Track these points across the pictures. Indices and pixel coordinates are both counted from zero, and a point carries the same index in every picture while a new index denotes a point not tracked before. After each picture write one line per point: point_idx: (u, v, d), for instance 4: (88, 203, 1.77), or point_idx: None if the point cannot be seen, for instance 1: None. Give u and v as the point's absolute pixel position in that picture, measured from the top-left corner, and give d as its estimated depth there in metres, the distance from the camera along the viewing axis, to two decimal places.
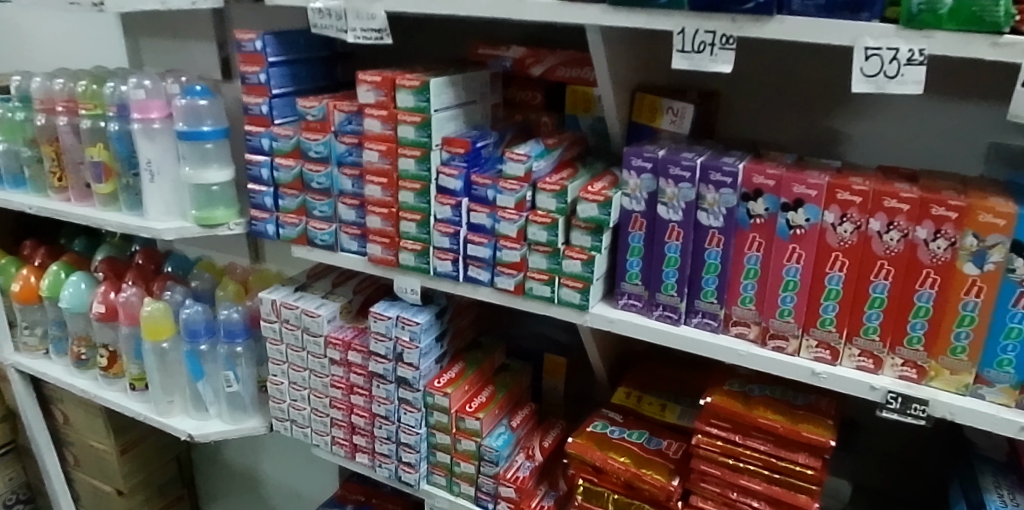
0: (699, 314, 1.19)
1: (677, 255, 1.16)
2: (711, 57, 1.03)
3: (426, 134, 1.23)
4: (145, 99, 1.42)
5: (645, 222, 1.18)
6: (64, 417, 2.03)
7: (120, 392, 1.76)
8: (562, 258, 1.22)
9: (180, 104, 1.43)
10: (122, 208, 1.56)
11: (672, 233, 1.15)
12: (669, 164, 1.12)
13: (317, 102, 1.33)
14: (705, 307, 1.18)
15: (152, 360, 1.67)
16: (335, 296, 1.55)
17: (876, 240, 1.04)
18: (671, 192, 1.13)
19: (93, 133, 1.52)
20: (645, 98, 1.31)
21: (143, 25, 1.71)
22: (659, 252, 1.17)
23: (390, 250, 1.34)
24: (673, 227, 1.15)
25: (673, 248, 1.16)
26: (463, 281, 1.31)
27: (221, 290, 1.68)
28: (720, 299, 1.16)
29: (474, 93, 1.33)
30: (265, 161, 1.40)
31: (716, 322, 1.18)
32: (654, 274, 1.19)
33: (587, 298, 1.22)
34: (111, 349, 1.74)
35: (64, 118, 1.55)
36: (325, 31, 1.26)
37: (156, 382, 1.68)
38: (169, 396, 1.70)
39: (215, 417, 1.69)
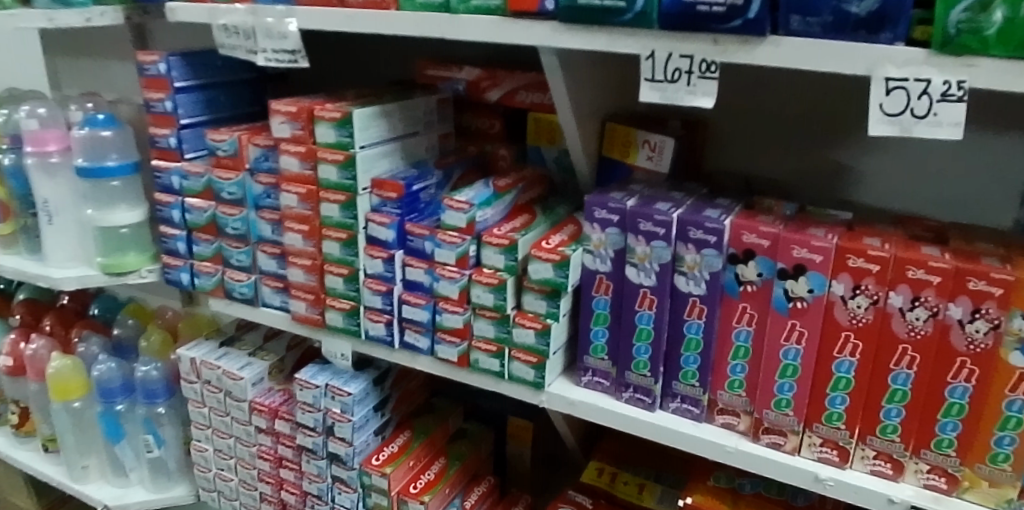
0: (678, 398, 0.97)
1: (650, 328, 0.95)
2: (688, 88, 0.81)
3: (350, 175, 1.02)
4: (39, 130, 1.22)
5: (611, 286, 0.96)
6: None
7: (33, 453, 1.57)
8: (511, 326, 1.01)
9: (79, 135, 1.21)
10: (22, 253, 1.36)
11: (645, 301, 0.94)
12: (640, 217, 0.91)
13: (227, 135, 1.12)
14: (685, 390, 0.96)
15: (64, 421, 1.46)
16: (264, 353, 1.34)
17: (898, 319, 0.82)
18: (643, 251, 0.92)
19: None
20: (617, 129, 1.09)
21: (62, 45, 1.54)
22: (628, 323, 0.96)
23: (316, 308, 1.14)
24: (645, 293, 0.93)
25: (645, 318, 0.94)
26: (399, 347, 1.10)
27: (144, 339, 1.47)
28: (703, 382, 0.95)
29: (415, 122, 1.12)
30: (175, 202, 1.19)
31: (699, 408, 0.97)
32: (624, 349, 0.98)
33: (542, 375, 1.01)
34: (22, 406, 1.55)
35: None
36: (234, 52, 1.06)
37: (69, 444, 1.47)
38: (84, 460, 1.49)
39: (136, 484, 1.49)
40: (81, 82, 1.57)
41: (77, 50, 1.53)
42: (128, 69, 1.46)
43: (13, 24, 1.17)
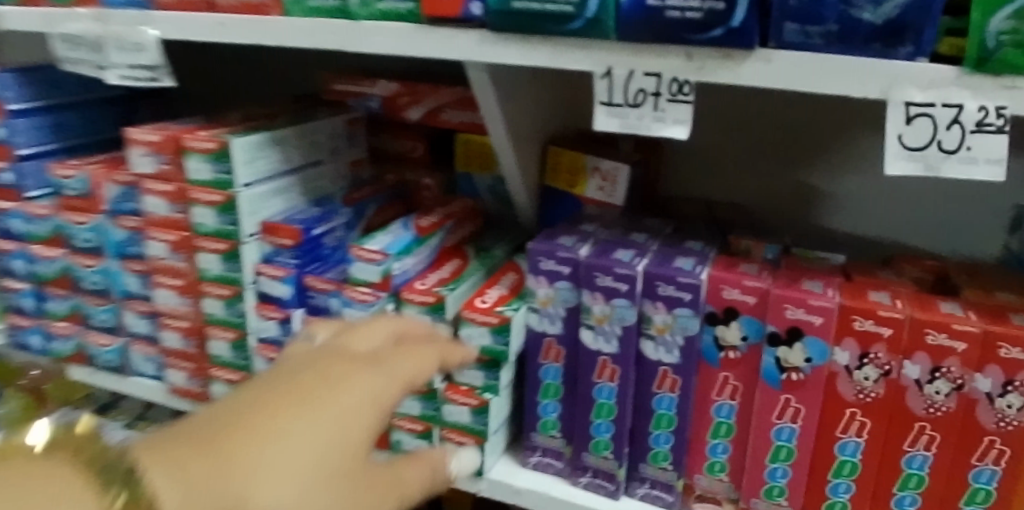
0: (647, 483, 0.81)
1: (612, 403, 0.78)
2: (654, 114, 0.64)
3: (232, 220, 0.81)
4: None
5: (564, 352, 0.79)
6: None
7: None
8: (440, 402, 0.82)
9: None
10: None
11: (605, 371, 0.77)
12: (598, 271, 0.73)
13: (76, 169, 0.90)
14: (655, 474, 0.80)
15: None
16: (145, 424, 1.12)
17: (914, 392, 0.67)
18: (602, 312, 0.75)
19: None
20: (562, 153, 0.92)
21: None
22: (586, 396, 0.79)
23: (198, 378, 0.93)
24: (606, 362, 0.77)
25: (607, 391, 0.78)
26: None
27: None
28: (676, 465, 0.79)
29: (319, 149, 0.92)
30: (17, 250, 0.97)
31: (672, 494, 0.80)
32: (580, 427, 0.81)
33: (481, 460, 0.82)
34: None
35: None
36: (78, 68, 0.86)
37: None
38: None
39: None
40: None
41: None
42: None
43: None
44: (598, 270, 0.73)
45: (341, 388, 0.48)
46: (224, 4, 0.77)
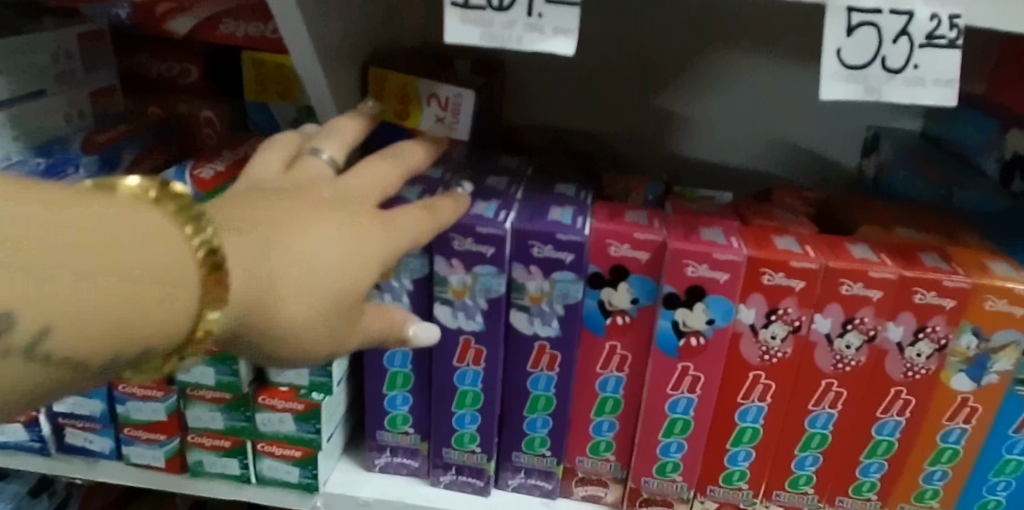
0: (524, 472, 0.68)
1: (479, 390, 0.64)
2: (526, 21, 0.47)
3: None
4: None
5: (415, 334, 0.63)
6: None
7: None
8: (252, 410, 0.63)
9: None
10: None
11: (472, 354, 0.63)
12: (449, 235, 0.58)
13: None
14: (531, 462, 0.67)
15: None
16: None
17: (823, 348, 0.60)
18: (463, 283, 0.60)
19: None
20: (386, 77, 0.72)
21: None
22: (445, 385, 0.64)
23: None
24: (469, 343, 0.62)
25: (472, 376, 0.63)
26: (61, 454, 0.67)
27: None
28: (556, 450, 0.66)
29: (40, 75, 0.65)
30: None
31: (551, 481, 0.68)
32: (439, 421, 0.65)
33: (313, 474, 0.65)
34: None
35: None
36: None
37: None
38: None
39: None
40: None
41: None
42: None
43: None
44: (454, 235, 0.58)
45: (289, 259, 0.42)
46: None
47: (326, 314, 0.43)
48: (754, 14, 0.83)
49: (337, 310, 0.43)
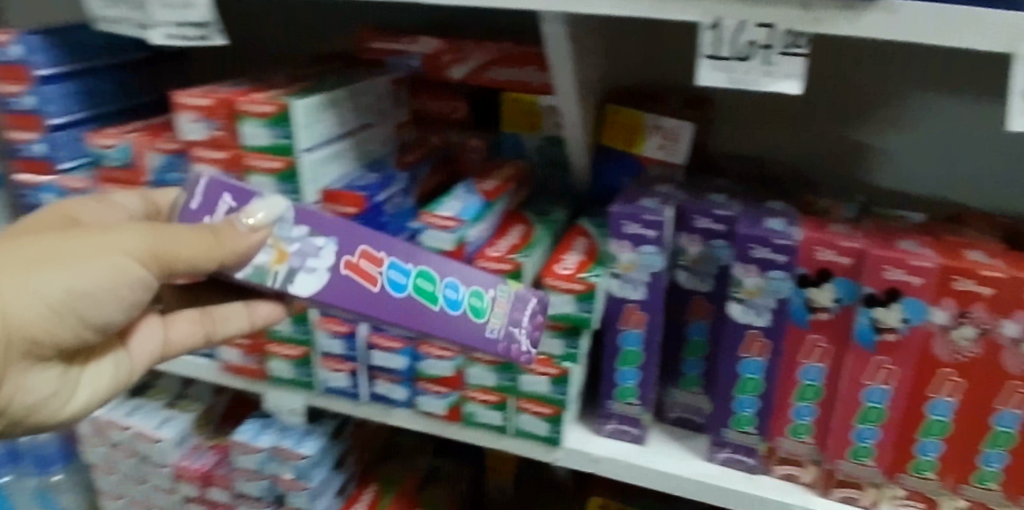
0: (528, 322, 0.69)
1: (413, 295, 0.64)
2: (762, 68, 0.62)
3: (294, 189, 0.72)
4: None
5: (325, 292, 0.61)
6: None
7: None
8: (517, 373, 0.77)
9: None
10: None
11: (371, 258, 0.63)
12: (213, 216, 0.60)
13: (117, 138, 0.77)
14: (511, 291, 0.68)
15: None
16: (156, 391, 1.02)
17: (1011, 351, 0.67)
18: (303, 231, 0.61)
19: None
20: (620, 112, 0.89)
21: None
22: (386, 303, 0.63)
23: (253, 355, 0.83)
24: (355, 258, 0.62)
25: (399, 280, 0.64)
26: (368, 400, 0.83)
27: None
28: (490, 285, 0.67)
29: (369, 112, 0.86)
30: (50, 182, 0.80)
31: (537, 294, 0.69)
32: (434, 323, 0.65)
33: (560, 430, 0.78)
34: None
35: None
36: (119, 29, 0.74)
37: None
38: None
39: None
40: None
41: None
42: None
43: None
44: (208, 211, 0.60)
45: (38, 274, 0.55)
46: None
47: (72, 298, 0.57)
48: (950, 57, 0.92)
49: (91, 284, 0.56)
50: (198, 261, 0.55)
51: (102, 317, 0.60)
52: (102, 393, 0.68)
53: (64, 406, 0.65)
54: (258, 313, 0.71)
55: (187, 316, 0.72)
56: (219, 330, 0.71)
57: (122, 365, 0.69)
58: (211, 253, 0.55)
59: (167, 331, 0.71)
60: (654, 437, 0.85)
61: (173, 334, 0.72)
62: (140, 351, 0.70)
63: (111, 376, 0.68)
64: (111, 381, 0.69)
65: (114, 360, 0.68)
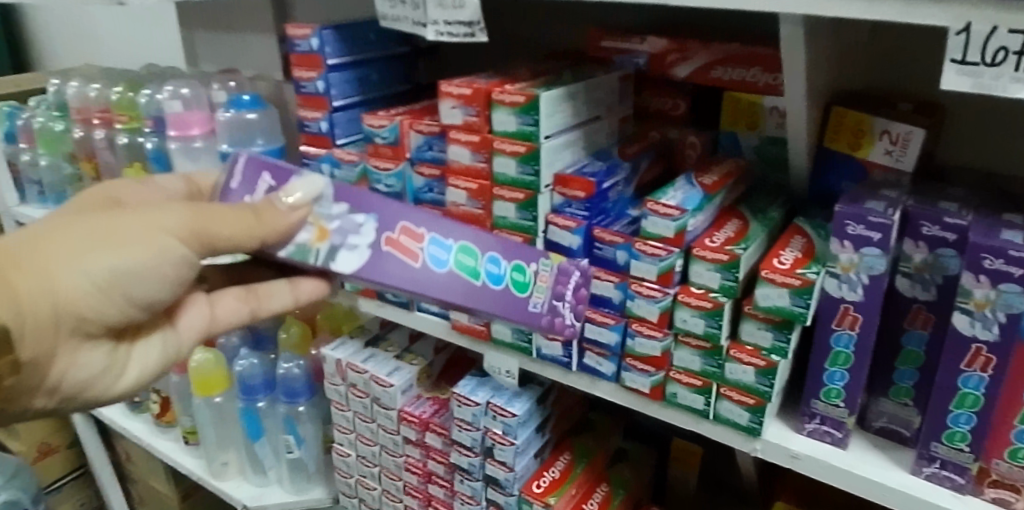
0: (570, 296, 0.82)
1: (453, 270, 0.76)
2: (1015, 73, 0.55)
3: (533, 170, 0.81)
4: (184, 111, 1.01)
5: (365, 267, 0.73)
6: (139, 498, 1.64)
7: (175, 444, 1.35)
8: (724, 359, 0.80)
9: (222, 118, 1.01)
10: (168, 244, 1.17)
11: (411, 236, 0.75)
12: (252, 194, 0.71)
13: (388, 120, 0.90)
14: (551, 266, 0.81)
15: (205, 416, 1.26)
16: (386, 344, 1.15)
17: None
18: (332, 209, 0.72)
19: (131, 152, 1.12)
20: (846, 114, 0.89)
21: (193, 14, 1.33)
22: (428, 276, 0.76)
23: (479, 317, 0.93)
24: (396, 235, 0.74)
25: (439, 257, 0.76)
26: (577, 370, 0.90)
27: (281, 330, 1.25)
28: (533, 260, 0.80)
29: (599, 105, 0.93)
30: (326, 154, 0.96)
31: (577, 268, 0.81)
32: (478, 297, 0.77)
33: (760, 420, 0.80)
34: (163, 395, 1.33)
35: (99, 133, 1.15)
36: (399, 25, 0.86)
37: (209, 438, 1.27)
38: (224, 454, 1.28)
39: (275, 483, 1.27)
40: (221, 57, 1.33)
41: (214, 22, 1.30)
42: (269, 43, 1.22)
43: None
44: (251, 189, 0.71)
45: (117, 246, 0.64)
46: None
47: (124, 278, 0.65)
48: None
49: (132, 262, 0.65)
50: (239, 236, 0.65)
51: (148, 296, 0.69)
52: (148, 370, 0.78)
53: (113, 382, 0.75)
54: (301, 291, 0.83)
55: (233, 296, 0.83)
56: (264, 306, 0.83)
57: (169, 344, 0.79)
58: (252, 231, 0.66)
59: (212, 309, 0.83)
60: (856, 443, 0.84)
61: (219, 311, 0.83)
62: (187, 327, 0.80)
63: (159, 353, 0.78)
64: (157, 356, 0.78)
65: (162, 339, 0.78)
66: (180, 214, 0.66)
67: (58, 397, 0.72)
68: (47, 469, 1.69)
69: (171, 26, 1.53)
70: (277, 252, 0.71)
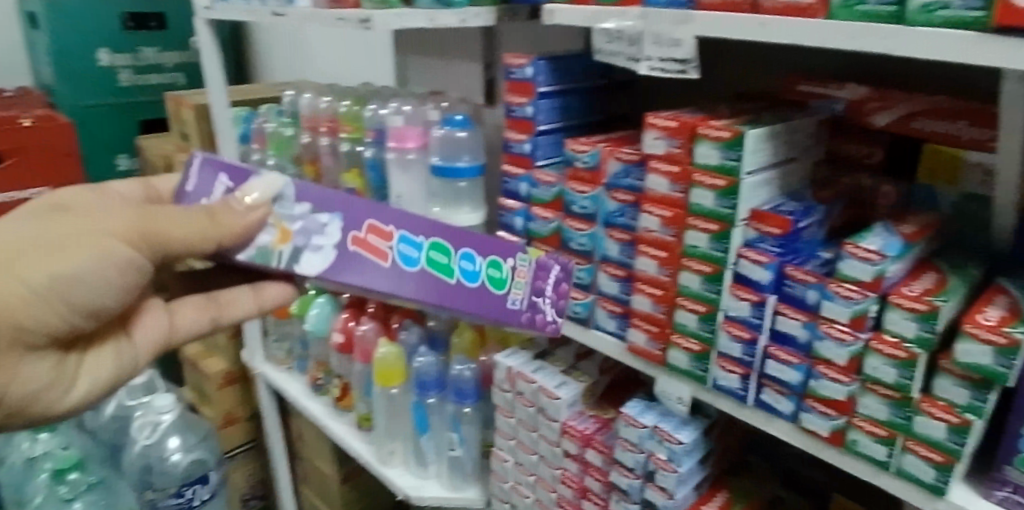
0: (550, 293, 0.96)
1: (425, 267, 0.86)
2: None
3: (731, 203, 0.84)
4: (403, 125, 1.16)
5: (330, 265, 0.81)
6: (304, 475, 1.81)
7: (348, 428, 1.47)
8: (913, 412, 0.78)
9: (437, 134, 1.15)
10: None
11: (378, 235, 0.83)
12: (209, 196, 0.80)
13: (590, 146, 0.98)
14: (529, 260, 0.93)
15: (379, 404, 1.36)
16: (553, 358, 1.21)
17: None
18: (293, 211, 0.80)
19: (349, 158, 1.29)
20: None
21: (411, 41, 1.47)
22: (399, 272, 0.85)
23: (657, 342, 0.96)
24: (362, 234, 0.82)
25: (411, 256, 0.85)
26: (752, 405, 0.90)
27: (454, 335, 1.34)
28: (510, 256, 0.91)
29: (795, 147, 0.92)
30: (526, 174, 1.06)
31: (557, 263, 0.96)
32: (453, 292, 0.88)
33: (947, 480, 0.77)
34: (344, 381, 1.47)
35: (325, 140, 1.33)
36: (613, 59, 0.93)
37: (380, 426, 1.37)
38: (392, 444, 1.38)
39: (432, 478, 1.35)
40: (430, 80, 1.46)
41: (429, 49, 1.43)
42: (474, 70, 1.33)
43: (395, 25, 1.02)
44: (207, 192, 0.80)
45: (64, 251, 0.70)
46: (767, 4, 0.78)
47: (66, 286, 0.70)
48: None
49: (73, 268, 0.70)
50: (193, 239, 0.72)
51: (90, 303, 0.73)
52: (98, 382, 0.83)
53: (59, 395, 0.80)
54: (264, 296, 0.91)
55: (193, 305, 0.91)
56: (225, 313, 0.91)
57: (122, 353, 0.84)
58: (207, 233, 0.72)
59: (173, 317, 0.89)
60: None
61: (180, 320, 0.89)
62: (143, 337, 0.86)
63: (112, 363, 0.83)
64: (111, 368, 0.84)
65: (115, 349, 0.84)
66: (123, 222, 0.71)
67: (2, 408, 0.77)
68: (230, 436, 1.90)
69: (385, 50, 1.69)
70: (238, 255, 0.78)
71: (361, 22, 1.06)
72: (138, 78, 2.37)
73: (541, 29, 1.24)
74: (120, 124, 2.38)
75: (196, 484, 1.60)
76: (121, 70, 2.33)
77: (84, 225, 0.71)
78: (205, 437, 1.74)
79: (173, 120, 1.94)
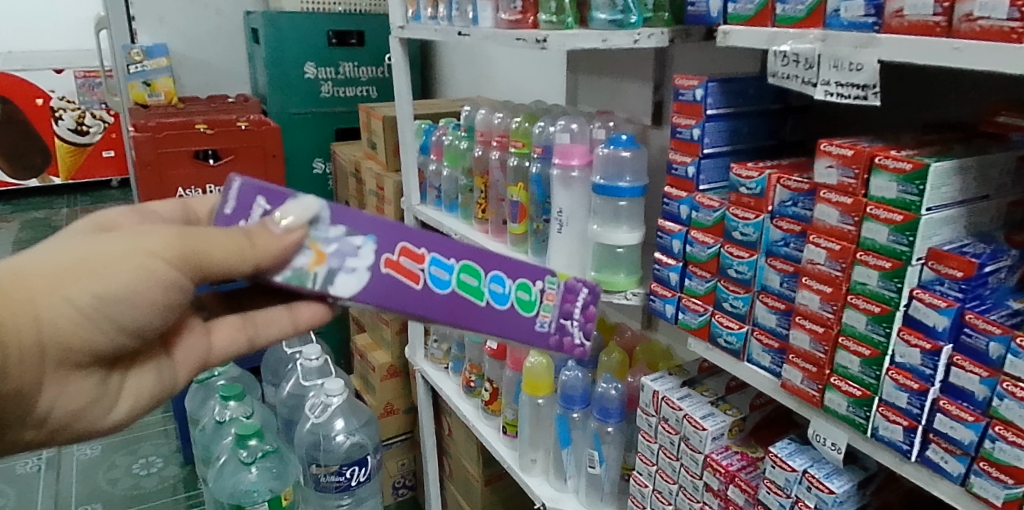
0: (578, 315, 0.97)
1: (456, 289, 0.87)
2: None
3: (907, 240, 0.79)
4: (569, 144, 1.21)
5: (363, 288, 0.80)
6: (450, 471, 1.89)
7: (495, 432, 1.52)
8: None
9: (601, 153, 1.18)
10: (528, 255, 1.35)
11: (411, 257, 0.83)
12: (247, 219, 0.78)
13: (757, 172, 0.95)
14: (558, 283, 0.95)
15: (525, 412, 1.41)
16: (703, 388, 1.17)
17: None
18: (329, 233, 0.79)
19: (518, 173, 1.35)
20: None
21: (584, 61, 1.50)
22: (430, 294, 0.85)
23: (814, 382, 0.91)
24: (393, 256, 0.82)
25: (441, 279, 0.85)
26: (917, 462, 0.82)
27: (603, 354, 1.37)
28: (538, 279, 0.94)
29: (987, 185, 0.84)
30: (687, 197, 1.05)
31: (585, 287, 0.97)
32: (483, 313, 0.89)
33: None
34: (494, 386, 1.52)
35: (495, 153, 1.40)
36: (787, 83, 0.90)
37: (524, 434, 1.41)
38: (534, 453, 1.41)
39: (571, 493, 1.36)
40: (600, 100, 1.48)
41: (601, 68, 1.45)
42: (643, 92, 1.34)
43: (568, 46, 1.08)
44: (246, 214, 0.78)
45: (109, 271, 0.67)
46: (964, 28, 0.72)
47: (112, 308, 0.68)
48: None
49: (117, 287, 0.67)
50: (231, 260, 0.71)
51: (136, 322, 0.71)
52: (140, 398, 0.80)
53: (104, 413, 0.77)
54: (299, 317, 0.85)
55: (230, 326, 0.87)
56: (261, 332, 0.87)
57: (163, 374, 0.81)
58: (245, 254, 0.71)
59: (211, 337, 0.86)
60: None
61: (216, 341, 0.86)
62: (182, 357, 0.83)
63: (153, 382, 0.81)
64: (152, 386, 0.81)
65: (156, 368, 0.81)
66: (166, 241, 0.69)
67: (48, 428, 0.74)
68: (388, 426, 2.06)
69: (558, 69, 1.73)
70: (273, 277, 0.76)
71: (536, 43, 1.12)
72: (337, 90, 2.60)
73: (715, 51, 1.22)
74: (321, 132, 2.63)
75: (354, 466, 1.72)
76: (323, 83, 2.57)
77: (122, 244, 0.69)
78: (365, 425, 1.93)
79: (364, 129, 2.11)
